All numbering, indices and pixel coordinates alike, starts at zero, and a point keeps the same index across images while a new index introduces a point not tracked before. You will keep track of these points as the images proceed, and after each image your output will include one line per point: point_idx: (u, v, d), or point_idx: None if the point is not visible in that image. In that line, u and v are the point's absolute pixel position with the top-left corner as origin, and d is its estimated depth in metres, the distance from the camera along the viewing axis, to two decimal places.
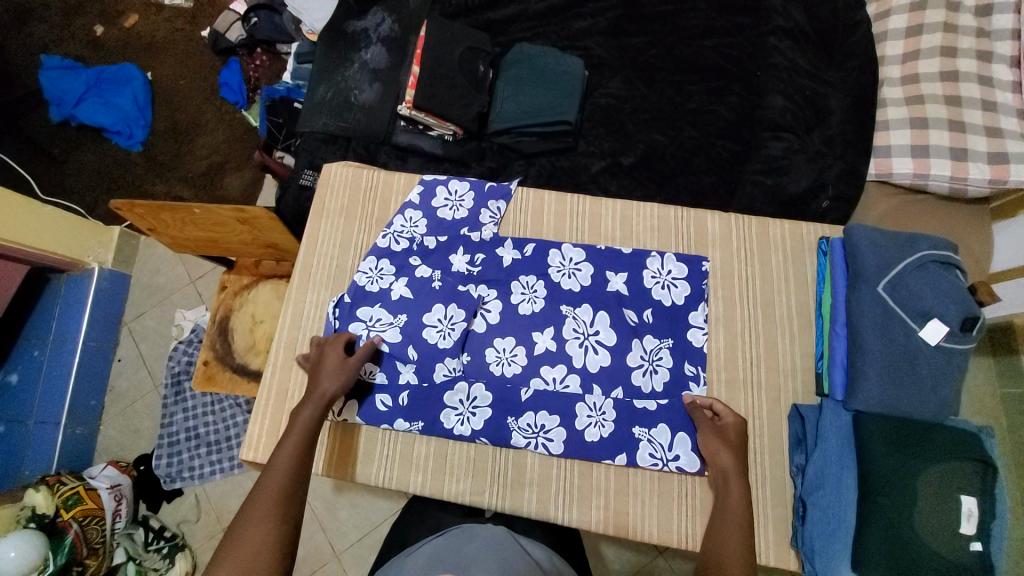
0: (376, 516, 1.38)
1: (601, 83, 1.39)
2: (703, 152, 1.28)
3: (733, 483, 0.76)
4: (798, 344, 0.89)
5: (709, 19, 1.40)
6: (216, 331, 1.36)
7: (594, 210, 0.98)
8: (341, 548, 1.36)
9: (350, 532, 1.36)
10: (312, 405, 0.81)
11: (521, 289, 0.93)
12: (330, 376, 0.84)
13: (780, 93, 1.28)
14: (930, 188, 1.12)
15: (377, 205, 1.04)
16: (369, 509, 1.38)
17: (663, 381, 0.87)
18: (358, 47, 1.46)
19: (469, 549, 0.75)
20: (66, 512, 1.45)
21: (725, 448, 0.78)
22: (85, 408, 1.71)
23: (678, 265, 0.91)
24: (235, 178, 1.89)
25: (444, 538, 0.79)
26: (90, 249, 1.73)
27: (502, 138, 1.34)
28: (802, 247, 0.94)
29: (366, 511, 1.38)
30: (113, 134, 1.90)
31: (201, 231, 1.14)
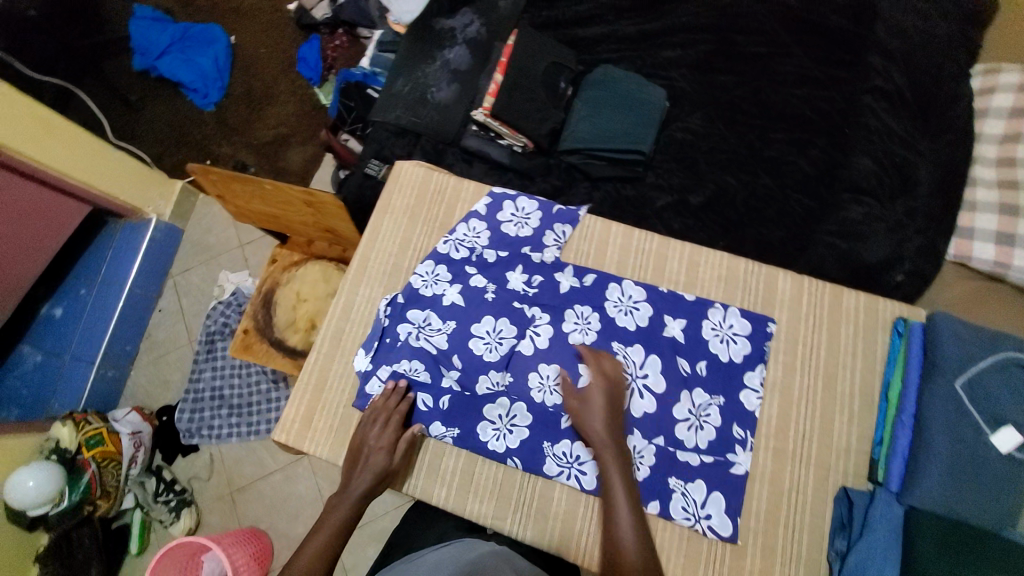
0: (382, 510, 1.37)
1: (680, 116, 1.36)
2: (775, 203, 1.24)
3: (614, 466, 0.78)
4: (855, 425, 0.84)
5: (802, 67, 1.36)
6: (260, 303, 1.39)
7: (661, 250, 0.95)
8: None
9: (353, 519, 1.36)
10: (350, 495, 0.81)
11: (575, 318, 0.91)
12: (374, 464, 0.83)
13: (867, 155, 1.24)
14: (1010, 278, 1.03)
15: (442, 209, 1.03)
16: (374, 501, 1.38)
17: (707, 439, 0.83)
18: (442, 45, 1.47)
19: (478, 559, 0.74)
20: (86, 451, 1.49)
21: (612, 430, 0.80)
22: (121, 352, 1.75)
23: (741, 321, 0.88)
24: (296, 153, 1.92)
25: (446, 548, 0.79)
26: (152, 200, 1.79)
27: (571, 157, 1.33)
28: (876, 324, 0.89)
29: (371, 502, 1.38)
30: (190, 92, 1.96)
31: (266, 206, 1.16)
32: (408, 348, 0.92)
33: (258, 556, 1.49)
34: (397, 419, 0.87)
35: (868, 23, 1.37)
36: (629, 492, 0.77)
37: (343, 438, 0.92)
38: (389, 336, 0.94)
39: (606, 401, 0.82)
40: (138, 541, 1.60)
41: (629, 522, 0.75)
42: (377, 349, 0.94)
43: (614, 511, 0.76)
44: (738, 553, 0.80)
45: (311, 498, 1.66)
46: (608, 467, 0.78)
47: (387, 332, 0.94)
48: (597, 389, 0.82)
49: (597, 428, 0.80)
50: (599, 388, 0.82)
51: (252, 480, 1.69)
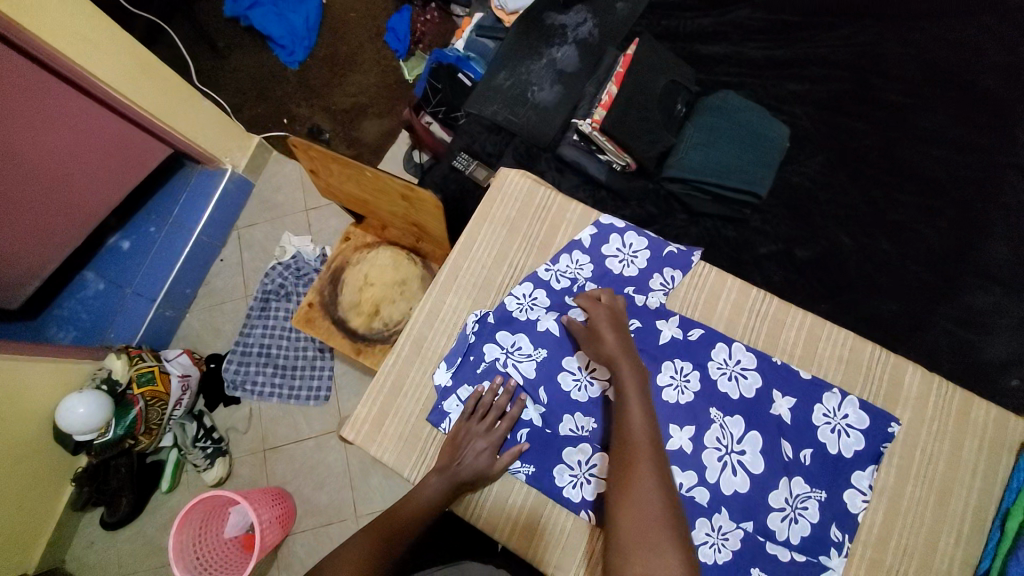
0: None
1: (798, 158, 1.27)
2: (890, 273, 1.15)
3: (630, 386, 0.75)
4: (963, 549, 0.77)
5: (942, 125, 1.24)
6: (329, 279, 1.37)
7: (779, 317, 0.89)
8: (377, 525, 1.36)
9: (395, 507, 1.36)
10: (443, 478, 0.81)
11: (672, 372, 0.85)
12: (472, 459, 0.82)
13: (1002, 238, 1.14)
14: None
15: (545, 228, 0.98)
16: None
17: (801, 534, 0.77)
18: (551, 42, 1.40)
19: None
20: (137, 387, 1.46)
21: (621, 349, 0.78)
22: (179, 295, 1.73)
23: (857, 412, 0.81)
24: (373, 124, 1.83)
25: None
26: (230, 150, 1.73)
27: (673, 185, 1.25)
28: (1002, 443, 0.81)
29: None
30: (277, 47, 1.92)
31: (360, 189, 1.12)
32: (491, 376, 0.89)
33: (284, 517, 1.48)
34: (504, 425, 0.84)
35: None
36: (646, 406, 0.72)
37: (411, 450, 0.89)
38: (474, 354, 0.91)
39: (613, 323, 0.81)
40: (169, 480, 1.58)
41: (646, 434, 0.69)
42: (459, 365, 0.91)
43: (630, 424, 0.70)
44: None
45: (341, 471, 1.60)
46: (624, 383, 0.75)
47: (472, 349, 0.91)
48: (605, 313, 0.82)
49: (606, 343, 0.78)
50: (607, 314, 0.82)
51: (286, 442, 1.64)
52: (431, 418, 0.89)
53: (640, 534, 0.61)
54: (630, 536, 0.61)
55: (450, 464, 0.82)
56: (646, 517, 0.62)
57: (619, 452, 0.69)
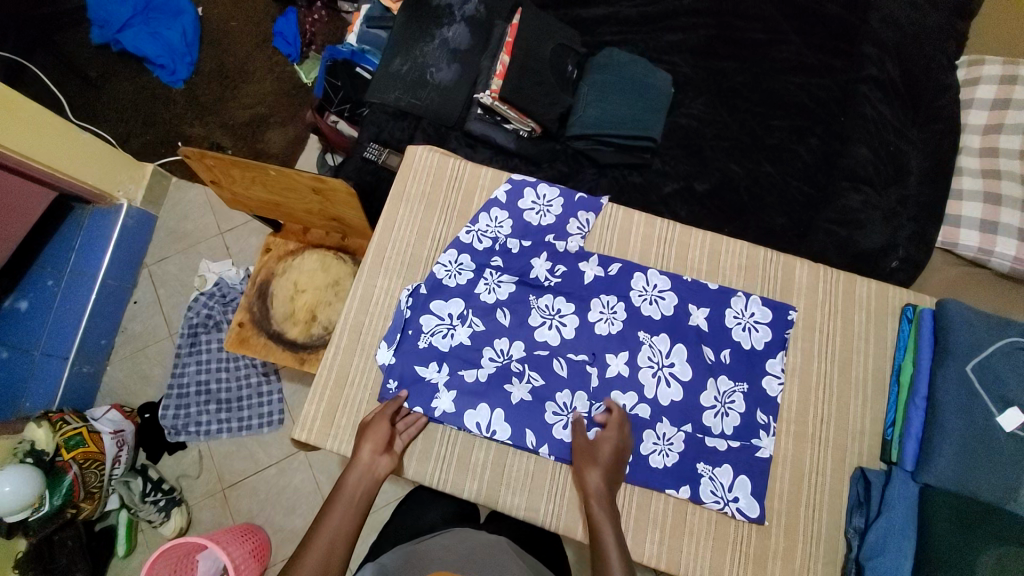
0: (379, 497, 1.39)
1: (684, 102, 1.37)
2: (777, 190, 1.27)
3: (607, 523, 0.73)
4: (869, 409, 0.88)
5: (800, 55, 1.38)
6: (255, 294, 1.31)
7: (684, 238, 0.97)
8: None
9: None
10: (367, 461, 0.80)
11: (601, 307, 0.92)
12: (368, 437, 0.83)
13: (865, 143, 1.27)
14: (991, 264, 1.10)
15: (459, 197, 1.01)
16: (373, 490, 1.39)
17: (733, 424, 0.86)
18: (440, 22, 1.40)
19: (442, 552, 0.82)
20: (66, 452, 1.34)
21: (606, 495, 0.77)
22: (95, 347, 1.60)
23: (762, 309, 0.91)
24: (277, 134, 1.78)
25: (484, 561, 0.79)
26: (120, 183, 1.61)
27: (578, 143, 1.32)
28: (886, 311, 0.93)
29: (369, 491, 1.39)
30: (156, 67, 1.80)
31: (268, 191, 1.09)
32: (433, 347, 0.91)
33: (259, 553, 1.39)
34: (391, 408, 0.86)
35: (862, 12, 1.39)
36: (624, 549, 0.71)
37: None
38: (412, 328, 0.92)
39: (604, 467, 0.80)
40: (125, 543, 1.47)
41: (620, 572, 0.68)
42: (400, 342, 0.92)
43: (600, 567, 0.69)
44: (764, 533, 0.83)
45: (309, 490, 1.55)
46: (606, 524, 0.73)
47: (409, 324, 0.92)
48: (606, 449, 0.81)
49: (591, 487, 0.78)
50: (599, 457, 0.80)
51: (245, 475, 1.57)
52: (380, 398, 0.90)
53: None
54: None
55: (357, 453, 0.81)
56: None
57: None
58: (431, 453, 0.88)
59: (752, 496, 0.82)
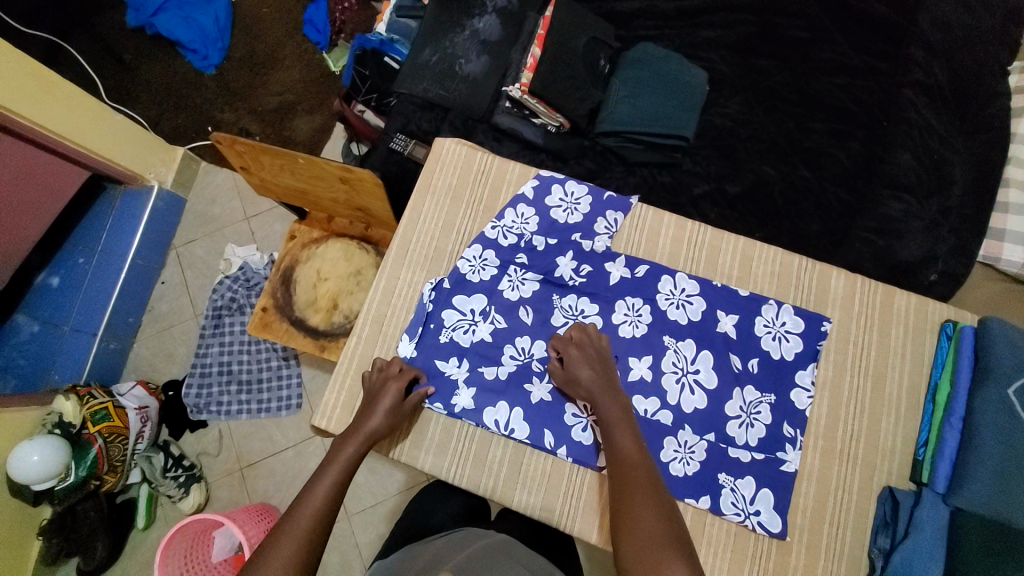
0: (393, 486, 1.40)
1: (718, 101, 1.33)
2: (812, 196, 1.23)
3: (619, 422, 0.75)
4: (902, 427, 0.85)
5: (844, 56, 1.33)
6: (280, 280, 1.33)
7: (714, 243, 0.94)
8: (353, 510, 1.39)
9: (364, 498, 1.39)
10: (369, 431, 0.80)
11: (626, 310, 0.90)
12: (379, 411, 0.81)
13: (908, 149, 1.22)
14: None
15: (486, 191, 0.99)
16: (387, 479, 1.40)
17: (757, 436, 0.84)
18: (472, 13, 1.39)
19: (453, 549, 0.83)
20: (92, 426, 1.38)
21: (605, 396, 0.77)
22: (122, 325, 1.64)
23: (794, 318, 0.88)
24: (305, 121, 1.79)
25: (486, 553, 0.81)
26: (152, 165, 1.64)
27: (607, 140, 1.29)
28: (925, 326, 0.89)
29: (383, 480, 1.41)
30: (188, 52, 1.82)
31: (296, 179, 1.10)
32: (454, 342, 0.91)
33: None
34: (413, 400, 0.84)
35: (912, 12, 1.33)
36: (638, 442, 0.73)
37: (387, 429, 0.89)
38: (434, 322, 0.92)
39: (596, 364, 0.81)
40: (144, 517, 1.51)
41: (639, 461, 0.71)
42: (421, 336, 0.92)
43: (625, 464, 0.71)
44: (785, 548, 0.81)
45: None
46: (614, 427, 0.74)
47: (431, 318, 0.92)
48: (580, 361, 0.81)
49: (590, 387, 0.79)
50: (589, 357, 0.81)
51: (262, 457, 1.60)
52: None
53: (652, 564, 0.59)
54: (639, 568, 0.60)
55: (365, 423, 0.80)
56: (651, 543, 0.62)
57: (615, 492, 0.69)
58: (446, 447, 0.88)
59: (773, 509, 0.80)
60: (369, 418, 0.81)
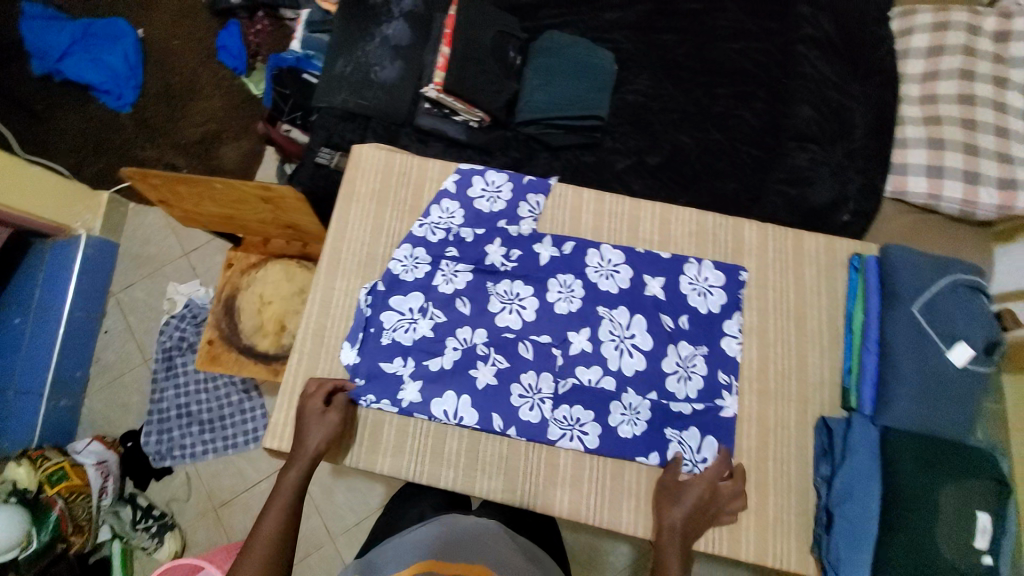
0: (373, 500, 1.41)
1: (629, 79, 1.38)
2: (727, 157, 1.29)
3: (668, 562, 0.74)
4: (827, 359, 0.90)
5: (737, 22, 1.40)
6: (221, 312, 1.30)
7: (633, 212, 0.98)
8: (337, 531, 1.38)
9: (347, 517, 1.39)
10: (310, 452, 0.81)
11: (558, 287, 0.93)
12: (317, 429, 0.83)
13: (807, 102, 1.30)
14: (941, 208, 1.17)
15: (410, 192, 1.01)
16: (368, 495, 1.41)
17: (697, 387, 0.88)
18: (379, 20, 1.39)
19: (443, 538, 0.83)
20: (50, 488, 1.34)
21: (673, 546, 0.75)
22: (69, 380, 1.57)
23: (715, 273, 0.93)
24: (232, 149, 1.75)
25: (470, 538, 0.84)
26: (77, 215, 1.59)
27: (528, 128, 1.32)
28: (835, 263, 0.95)
29: (362, 496, 1.40)
30: (101, 94, 1.76)
31: (218, 206, 1.10)
32: (396, 342, 0.91)
33: None
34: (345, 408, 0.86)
35: None
36: None
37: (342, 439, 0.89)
38: (373, 325, 0.92)
39: (695, 509, 0.78)
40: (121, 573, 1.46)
41: None
42: (363, 341, 0.92)
43: None
44: None
45: None
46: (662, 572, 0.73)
47: (371, 322, 0.93)
48: (684, 507, 0.78)
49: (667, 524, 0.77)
50: (698, 504, 0.79)
51: (236, 493, 1.56)
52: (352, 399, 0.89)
53: None
54: None
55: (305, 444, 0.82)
56: None
57: None
58: (400, 445, 0.89)
59: (718, 455, 0.85)
60: (308, 439, 0.82)
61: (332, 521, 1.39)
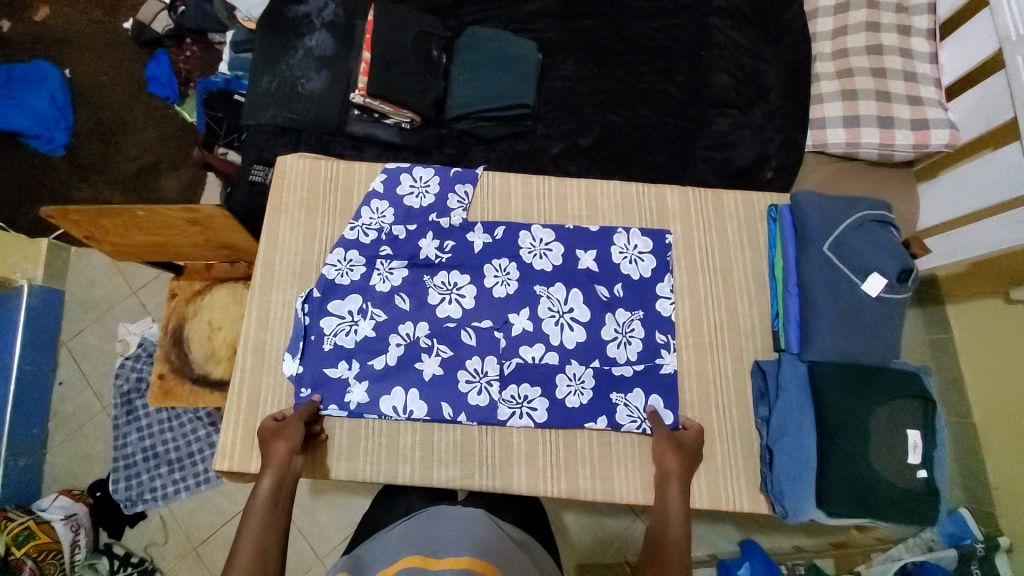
0: (357, 514, 1.36)
1: (554, 66, 1.40)
2: (656, 131, 1.33)
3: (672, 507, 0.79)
4: (756, 306, 0.95)
5: (653, 0, 1.43)
6: (170, 342, 1.27)
7: (560, 190, 1.00)
8: (324, 552, 1.33)
9: (332, 535, 1.34)
10: (277, 462, 0.80)
11: (494, 272, 0.94)
12: (280, 439, 0.82)
13: (724, 70, 1.34)
14: (862, 156, 1.22)
15: (339, 197, 1.02)
16: (351, 509, 1.36)
17: (637, 350, 0.91)
18: (302, 34, 1.39)
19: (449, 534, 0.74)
20: (18, 549, 1.29)
21: (673, 489, 0.80)
22: (27, 437, 1.50)
23: (643, 240, 0.96)
24: (173, 180, 1.73)
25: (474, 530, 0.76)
26: (15, 265, 1.52)
27: (460, 124, 1.34)
28: (755, 216, 1.00)
29: (344, 511, 1.36)
30: (31, 139, 1.71)
31: (145, 235, 1.09)
32: (340, 345, 0.91)
33: None
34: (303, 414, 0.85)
35: None
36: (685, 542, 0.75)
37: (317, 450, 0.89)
38: (314, 333, 0.92)
39: (683, 457, 0.83)
40: None
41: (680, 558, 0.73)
42: (304, 350, 0.92)
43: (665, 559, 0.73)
44: None
45: None
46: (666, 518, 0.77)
47: (311, 330, 0.92)
48: (672, 461, 0.83)
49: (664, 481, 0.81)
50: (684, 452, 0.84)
51: (215, 529, 1.49)
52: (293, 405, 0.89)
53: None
54: None
55: (270, 455, 0.81)
56: None
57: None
58: (354, 449, 0.89)
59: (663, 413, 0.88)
60: (273, 450, 0.81)
61: (318, 541, 1.34)
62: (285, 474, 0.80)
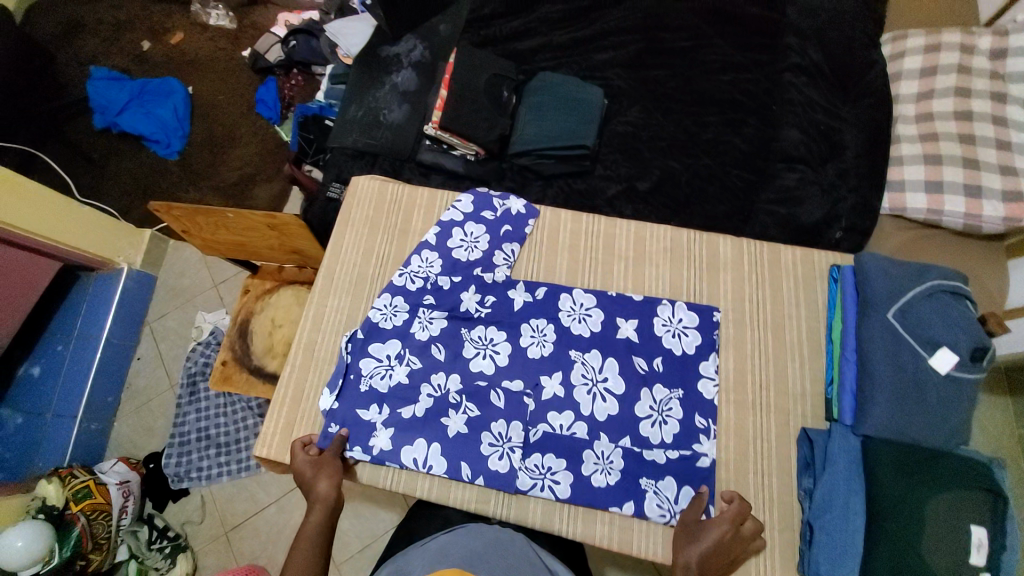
0: (380, 529, 1.36)
1: (620, 111, 1.44)
2: (717, 181, 1.32)
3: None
4: (808, 373, 0.91)
5: (726, 55, 1.45)
6: (237, 333, 1.38)
7: (609, 230, 1.04)
8: (342, 559, 1.34)
9: (352, 543, 1.35)
10: (322, 497, 0.83)
11: (531, 332, 0.96)
12: (325, 475, 0.85)
13: (795, 126, 1.33)
14: (943, 224, 1.13)
15: (401, 217, 1.09)
16: (374, 521, 1.37)
17: (671, 432, 0.88)
18: (390, 70, 1.53)
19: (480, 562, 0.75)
20: (75, 504, 1.37)
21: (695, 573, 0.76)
22: (102, 404, 1.65)
23: (688, 314, 0.94)
24: (264, 189, 1.92)
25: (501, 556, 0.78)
26: (120, 249, 1.71)
27: (521, 160, 1.40)
28: (814, 275, 0.97)
29: (369, 522, 1.37)
30: (151, 143, 1.96)
31: (232, 233, 1.22)
32: (373, 389, 0.94)
33: None
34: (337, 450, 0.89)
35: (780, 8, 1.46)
36: None
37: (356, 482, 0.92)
38: (353, 372, 0.96)
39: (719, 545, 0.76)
40: None
41: None
42: (342, 387, 0.96)
43: None
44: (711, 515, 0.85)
45: None
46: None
47: (350, 369, 0.96)
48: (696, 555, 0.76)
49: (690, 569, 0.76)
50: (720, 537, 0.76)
51: (247, 516, 1.56)
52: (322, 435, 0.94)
53: None
54: None
55: (316, 489, 0.84)
56: None
57: None
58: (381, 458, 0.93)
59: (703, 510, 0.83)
60: (319, 485, 0.84)
61: (338, 547, 1.35)
62: (329, 510, 0.83)
